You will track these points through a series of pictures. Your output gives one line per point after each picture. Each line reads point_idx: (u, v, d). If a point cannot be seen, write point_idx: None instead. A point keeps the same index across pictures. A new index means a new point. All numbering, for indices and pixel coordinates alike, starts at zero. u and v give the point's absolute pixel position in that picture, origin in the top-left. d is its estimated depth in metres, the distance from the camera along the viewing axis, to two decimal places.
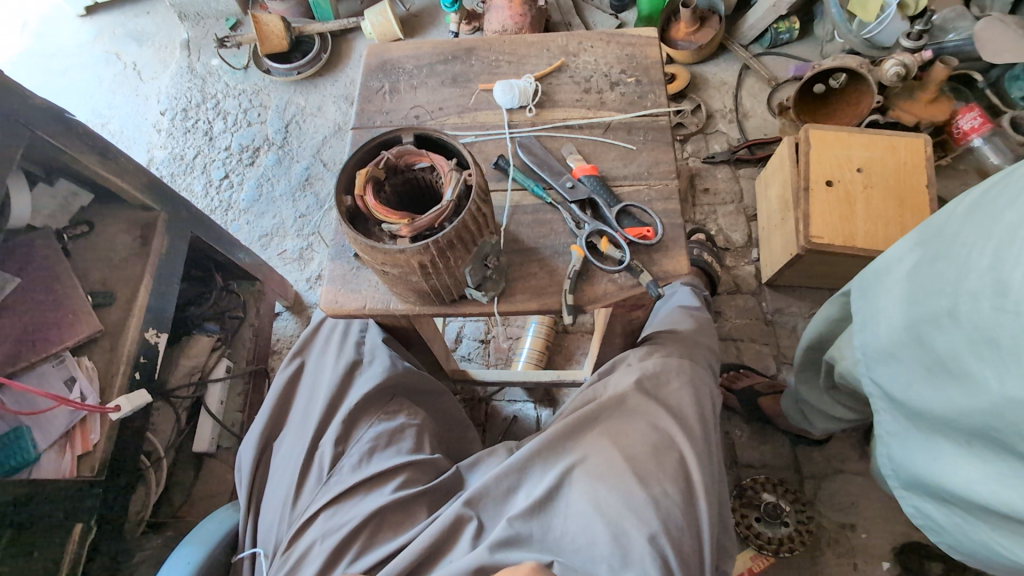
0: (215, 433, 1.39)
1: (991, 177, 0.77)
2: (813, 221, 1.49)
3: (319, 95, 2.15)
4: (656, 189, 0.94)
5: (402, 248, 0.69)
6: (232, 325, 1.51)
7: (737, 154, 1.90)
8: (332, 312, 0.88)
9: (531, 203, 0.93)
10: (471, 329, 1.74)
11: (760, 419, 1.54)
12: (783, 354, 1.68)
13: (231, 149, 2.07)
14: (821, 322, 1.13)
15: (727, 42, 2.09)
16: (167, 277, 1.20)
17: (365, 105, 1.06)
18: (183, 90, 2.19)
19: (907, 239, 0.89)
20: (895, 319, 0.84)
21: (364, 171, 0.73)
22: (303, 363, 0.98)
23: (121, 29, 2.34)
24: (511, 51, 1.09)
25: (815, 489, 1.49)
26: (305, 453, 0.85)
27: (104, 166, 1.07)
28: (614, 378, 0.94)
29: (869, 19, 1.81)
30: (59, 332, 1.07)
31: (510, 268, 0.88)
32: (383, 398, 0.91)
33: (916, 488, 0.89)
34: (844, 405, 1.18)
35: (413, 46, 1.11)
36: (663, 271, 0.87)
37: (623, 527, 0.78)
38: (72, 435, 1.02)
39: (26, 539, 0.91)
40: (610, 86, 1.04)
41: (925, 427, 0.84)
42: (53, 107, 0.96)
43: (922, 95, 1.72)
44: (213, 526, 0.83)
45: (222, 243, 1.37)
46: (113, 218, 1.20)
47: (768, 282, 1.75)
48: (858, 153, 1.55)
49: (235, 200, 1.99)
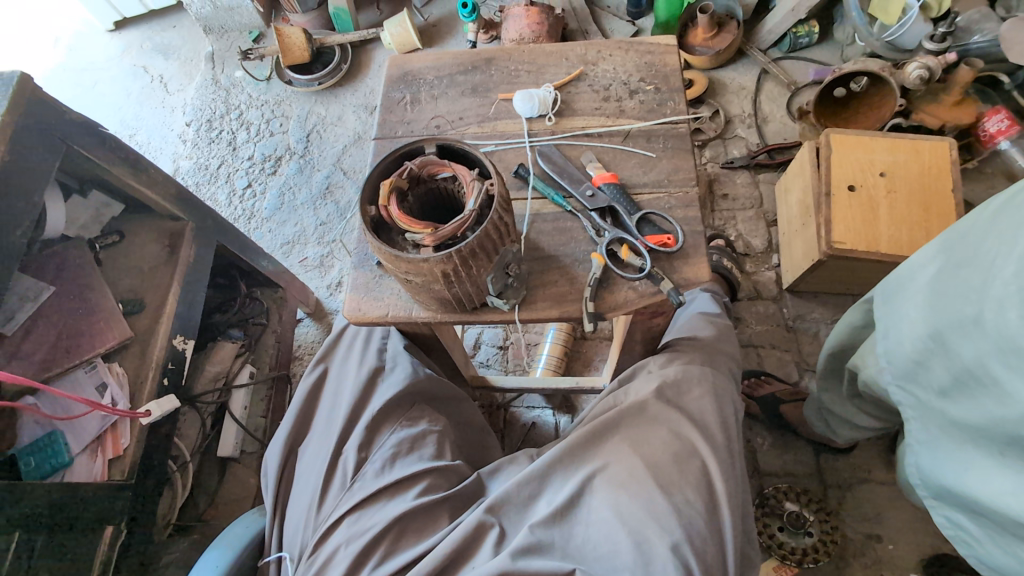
0: (239, 439, 1.42)
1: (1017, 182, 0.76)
2: (835, 226, 1.48)
3: (339, 105, 2.19)
4: (677, 196, 0.94)
5: (425, 257, 0.70)
6: (256, 332, 1.53)
7: (756, 160, 1.89)
8: (355, 319, 0.89)
9: (552, 212, 0.94)
10: (490, 335, 1.75)
11: (783, 427, 1.52)
12: (805, 361, 1.66)
13: (254, 159, 2.12)
14: (844, 329, 1.12)
15: (745, 46, 2.08)
16: (193, 285, 1.23)
17: (387, 116, 1.08)
18: (207, 102, 2.25)
19: (931, 246, 0.88)
20: (920, 327, 0.83)
21: (388, 182, 0.75)
22: (327, 370, 0.99)
23: (148, 44, 2.41)
24: (530, 61, 1.10)
25: (839, 499, 1.47)
26: (329, 458, 0.86)
27: (135, 178, 1.10)
28: (635, 386, 0.94)
29: (890, 22, 1.77)
30: (91, 339, 1.09)
31: (530, 276, 0.89)
32: (405, 405, 0.93)
33: (946, 499, 0.87)
34: (868, 414, 1.17)
35: (433, 58, 1.13)
36: (684, 278, 0.86)
37: (646, 535, 0.78)
38: (104, 439, 1.05)
39: (63, 538, 0.91)
40: (629, 94, 1.04)
41: (953, 437, 0.82)
42: (87, 122, 1.00)
43: (948, 99, 1.69)
44: (240, 530, 0.85)
45: (246, 252, 1.39)
46: (142, 227, 1.24)
47: (789, 288, 1.73)
48: (881, 158, 1.53)
49: (258, 209, 2.03)
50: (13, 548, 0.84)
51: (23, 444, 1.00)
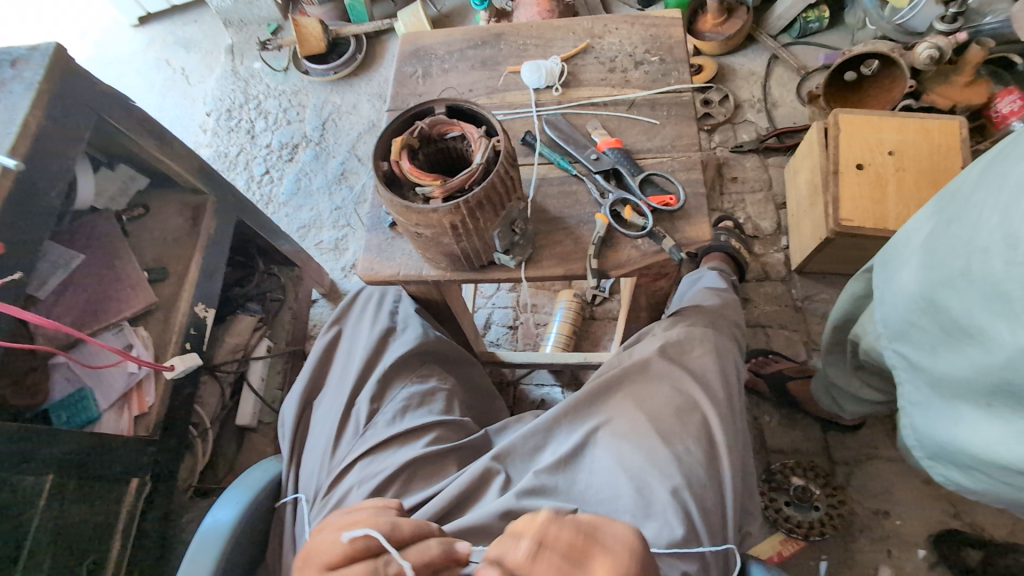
0: (257, 409, 1.46)
1: (1004, 138, 0.77)
2: (843, 204, 1.48)
3: (354, 94, 2.24)
4: (680, 160, 0.96)
5: (434, 207, 0.74)
6: (273, 307, 1.58)
7: (765, 143, 1.90)
8: (368, 278, 0.93)
9: (557, 176, 0.97)
10: (500, 315, 1.78)
11: (790, 404, 1.53)
12: (813, 340, 1.67)
13: (271, 146, 2.18)
14: (846, 300, 1.13)
15: (755, 32, 2.09)
16: (215, 256, 1.28)
17: (399, 89, 1.11)
18: (227, 92, 2.31)
19: (926, 209, 0.89)
20: (912, 287, 0.84)
21: (399, 139, 0.78)
22: (341, 331, 1.02)
23: (171, 37, 2.49)
24: (538, 36, 1.13)
25: (846, 475, 1.47)
26: (343, 408, 0.90)
27: (161, 151, 1.15)
28: (639, 347, 0.97)
29: (901, 5, 1.78)
30: (118, 304, 1.14)
31: (536, 236, 0.92)
32: (415, 362, 0.96)
33: (943, 459, 0.88)
34: (872, 386, 1.18)
35: (444, 34, 1.16)
36: (686, 238, 0.89)
37: (646, 481, 0.80)
38: (130, 396, 1.10)
39: (91, 485, 0.96)
40: (635, 65, 1.07)
41: (949, 392, 0.83)
42: (117, 94, 1.04)
43: (958, 79, 1.69)
44: (258, 475, 0.87)
45: (264, 228, 1.44)
46: (166, 202, 1.29)
47: (798, 269, 1.74)
48: (889, 136, 1.53)
49: (275, 194, 2.09)
50: (46, 488, 0.88)
51: (55, 399, 1.05)
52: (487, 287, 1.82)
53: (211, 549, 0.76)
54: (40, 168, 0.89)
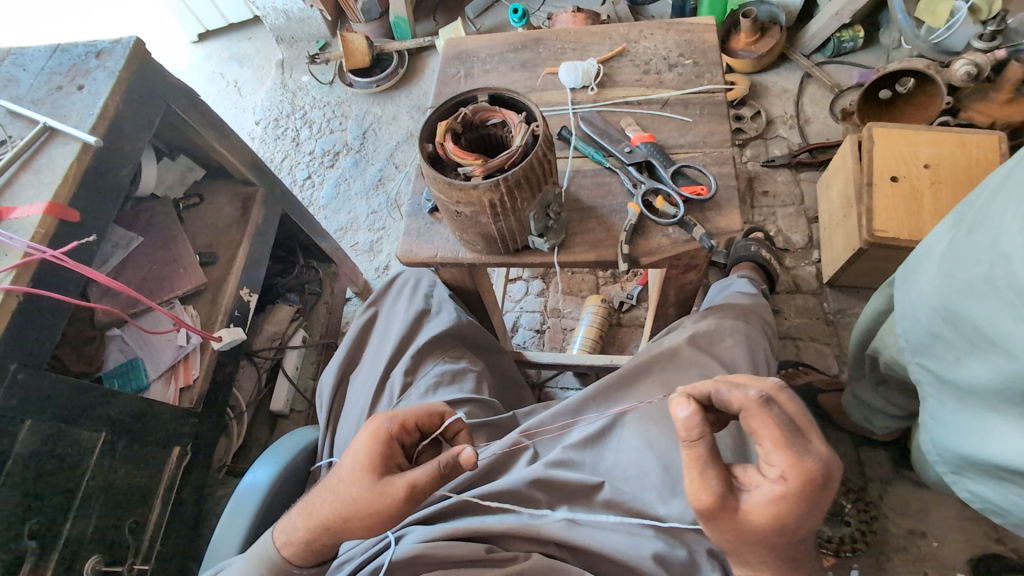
0: (290, 396, 1.50)
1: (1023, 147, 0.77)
2: (876, 215, 1.47)
3: (394, 105, 2.34)
4: (711, 156, 0.99)
5: (475, 184, 0.78)
6: (310, 300, 1.64)
7: (797, 158, 1.90)
8: (407, 260, 0.98)
9: (591, 168, 1.01)
10: (527, 319, 1.81)
11: (821, 417, 1.50)
12: (846, 354, 1.64)
13: (314, 153, 2.28)
14: (869, 316, 1.11)
15: (788, 51, 2.11)
16: (261, 244, 1.35)
17: (442, 88, 1.18)
18: (276, 103, 2.44)
19: (946, 221, 0.89)
20: (934, 297, 0.84)
21: (444, 123, 0.84)
22: (377, 312, 1.06)
23: (226, 53, 2.65)
24: (576, 41, 1.18)
25: (880, 492, 1.42)
26: (378, 381, 0.95)
27: (219, 142, 1.23)
28: (669, 337, 0.98)
29: (938, 25, 1.78)
30: (171, 283, 1.21)
31: (569, 224, 0.96)
32: (447, 344, 1.00)
33: (968, 474, 0.86)
34: (899, 402, 1.16)
35: (486, 39, 1.23)
36: (716, 227, 0.91)
37: (676, 462, 0.82)
38: (177, 368, 1.15)
39: (138, 449, 1.01)
40: (669, 67, 1.11)
41: (978, 402, 0.81)
42: (184, 87, 1.12)
43: (997, 96, 1.67)
44: (296, 439, 0.95)
45: (307, 223, 1.51)
46: (219, 193, 1.38)
47: (830, 282, 1.72)
48: (925, 150, 1.52)
49: (315, 198, 2.18)
50: (99, 445, 0.93)
51: (109, 368, 1.11)
52: (516, 291, 1.85)
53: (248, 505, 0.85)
54: (115, 148, 0.97)
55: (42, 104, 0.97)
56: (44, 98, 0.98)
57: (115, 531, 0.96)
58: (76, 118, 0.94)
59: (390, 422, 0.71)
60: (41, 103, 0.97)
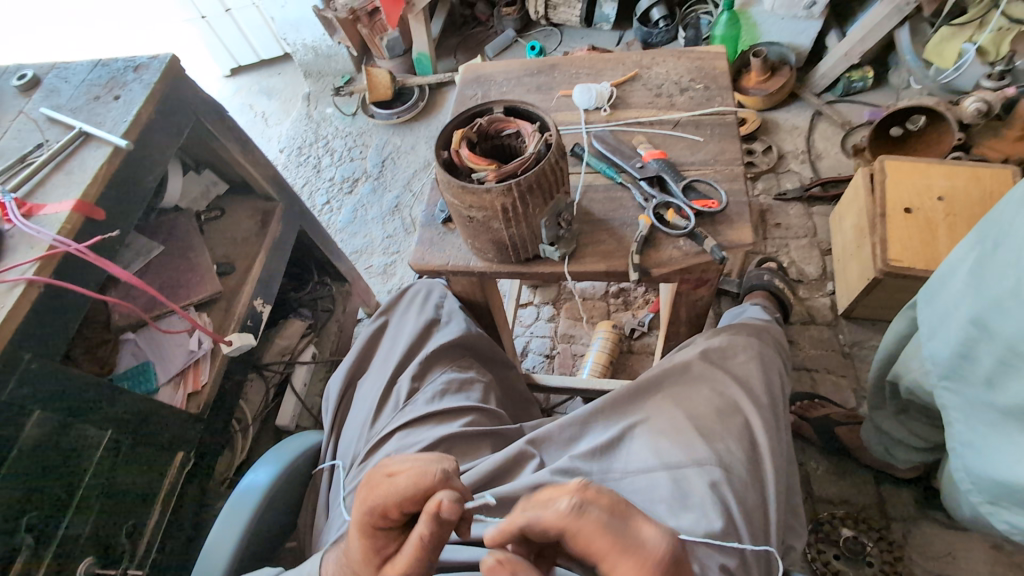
0: (297, 412, 1.49)
1: None
2: (891, 245, 1.46)
3: (413, 136, 2.42)
4: (722, 173, 1.00)
5: (488, 187, 0.79)
6: (323, 316, 1.64)
7: (809, 192, 1.91)
8: (418, 267, 0.99)
9: (603, 183, 1.02)
10: (538, 343, 1.79)
11: (838, 451, 1.44)
12: (863, 387, 1.60)
13: (334, 180, 2.35)
14: (890, 339, 1.08)
15: (798, 90, 2.16)
16: (277, 257, 1.37)
17: (460, 108, 1.21)
18: (301, 132, 2.54)
19: (967, 241, 0.89)
20: (962, 317, 0.83)
21: (460, 132, 0.87)
22: (387, 321, 1.07)
23: (256, 86, 2.78)
24: (590, 67, 1.22)
25: (904, 532, 1.35)
26: (384, 386, 0.96)
27: (243, 156, 1.28)
28: (681, 352, 0.97)
29: (946, 66, 1.83)
30: (188, 290, 1.22)
31: (580, 235, 0.97)
32: (456, 353, 1.00)
33: (1004, 502, 0.81)
34: (918, 434, 1.12)
35: (504, 64, 1.27)
36: (728, 241, 0.92)
37: (685, 473, 0.82)
38: (187, 374, 1.15)
39: (141, 451, 1.00)
40: (680, 91, 1.14)
41: (1012, 426, 0.78)
42: (214, 102, 1.17)
43: (1009, 133, 1.69)
44: (300, 441, 0.95)
45: (322, 240, 1.54)
46: (240, 208, 1.42)
47: (845, 314, 1.70)
48: (938, 182, 1.52)
49: (334, 221, 2.23)
50: (104, 444, 0.93)
51: (121, 369, 1.12)
52: (526, 316, 1.85)
53: (246, 505, 0.83)
54: (143, 154, 1.01)
55: (80, 112, 1.02)
56: (82, 107, 1.03)
57: (111, 534, 0.95)
58: (111, 125, 0.98)
59: (373, 512, 0.60)
60: (79, 110, 1.02)
